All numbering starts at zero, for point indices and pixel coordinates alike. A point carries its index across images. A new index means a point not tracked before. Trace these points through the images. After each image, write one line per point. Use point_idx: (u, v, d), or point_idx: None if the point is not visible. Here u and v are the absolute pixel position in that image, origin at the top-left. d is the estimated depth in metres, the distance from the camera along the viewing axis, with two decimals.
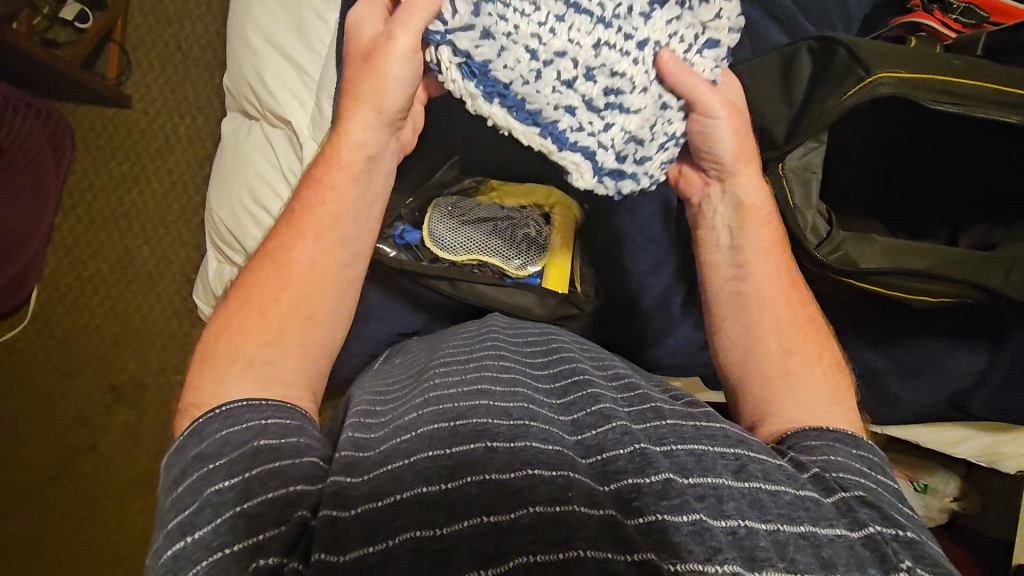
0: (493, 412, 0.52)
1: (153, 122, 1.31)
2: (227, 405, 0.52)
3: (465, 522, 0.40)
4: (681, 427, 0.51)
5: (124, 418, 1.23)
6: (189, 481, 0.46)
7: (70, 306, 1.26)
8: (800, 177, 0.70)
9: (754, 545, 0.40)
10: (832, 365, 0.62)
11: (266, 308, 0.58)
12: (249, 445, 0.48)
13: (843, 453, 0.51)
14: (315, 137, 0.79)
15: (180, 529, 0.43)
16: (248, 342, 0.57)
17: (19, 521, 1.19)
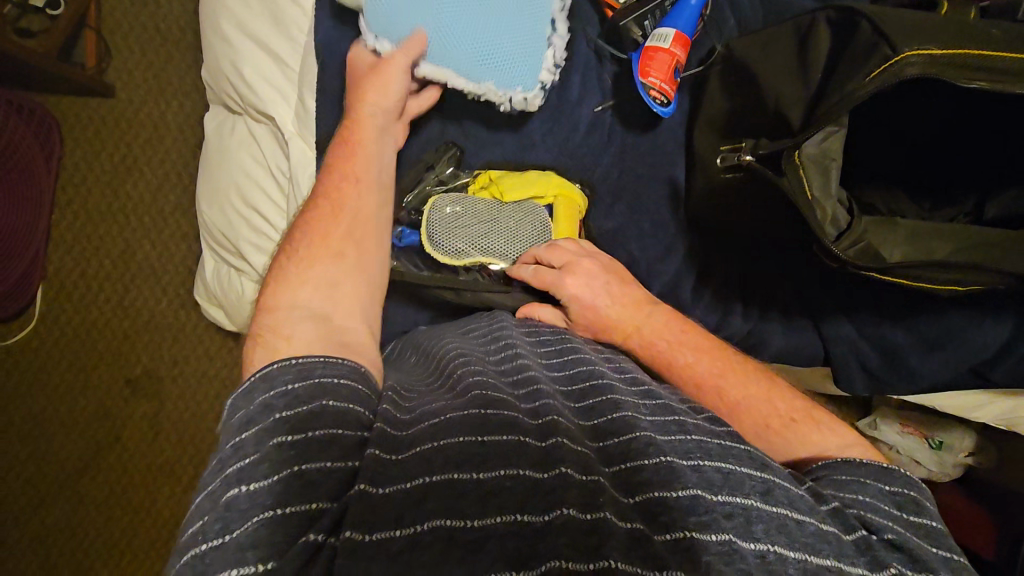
0: (521, 411, 0.49)
1: (139, 110, 1.27)
2: (301, 359, 0.50)
3: (496, 519, 0.38)
4: (706, 443, 0.48)
5: (143, 410, 1.25)
6: (256, 427, 0.43)
7: (78, 302, 1.25)
8: (819, 165, 0.64)
9: (782, 571, 0.39)
10: (804, 415, 0.61)
11: (330, 243, 0.63)
12: (316, 404, 0.45)
13: (873, 490, 0.51)
14: (303, 134, 0.76)
15: (237, 476, 0.40)
16: (317, 273, 0.61)
17: (54, 515, 1.21)
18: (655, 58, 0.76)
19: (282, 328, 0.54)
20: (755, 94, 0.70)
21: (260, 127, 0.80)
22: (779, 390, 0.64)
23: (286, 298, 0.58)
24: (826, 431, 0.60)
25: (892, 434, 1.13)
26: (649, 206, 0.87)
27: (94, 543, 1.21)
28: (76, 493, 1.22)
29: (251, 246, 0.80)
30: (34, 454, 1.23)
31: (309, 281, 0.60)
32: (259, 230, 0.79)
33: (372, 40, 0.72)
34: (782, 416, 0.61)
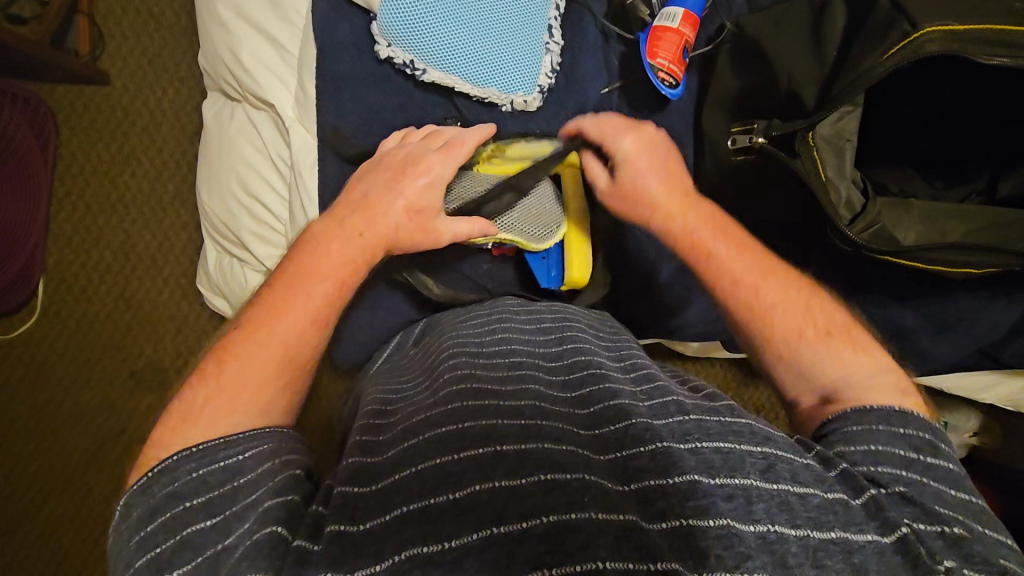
0: (502, 414, 0.48)
1: (135, 98, 1.25)
2: (203, 443, 0.47)
3: (474, 535, 0.38)
4: (705, 422, 0.48)
5: (149, 401, 1.25)
6: (159, 521, 0.42)
7: (79, 294, 1.24)
8: (832, 146, 0.64)
9: (785, 550, 0.39)
10: (839, 332, 0.59)
11: (252, 388, 0.52)
12: (228, 485, 0.44)
13: (886, 436, 0.49)
14: (302, 120, 0.75)
15: (155, 566, 0.40)
16: (232, 415, 0.50)
17: (64, 505, 1.22)
18: (662, 38, 0.74)
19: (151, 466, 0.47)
20: (765, 73, 0.68)
21: (260, 113, 0.79)
22: (813, 308, 0.62)
23: (184, 427, 0.49)
24: (859, 352, 0.58)
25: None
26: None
27: (100, 532, 1.22)
28: (85, 484, 1.23)
29: (251, 235, 0.79)
30: (43, 446, 1.23)
31: (211, 420, 0.50)
32: (260, 219, 0.78)
33: (386, 48, 0.73)
34: (817, 327, 0.60)
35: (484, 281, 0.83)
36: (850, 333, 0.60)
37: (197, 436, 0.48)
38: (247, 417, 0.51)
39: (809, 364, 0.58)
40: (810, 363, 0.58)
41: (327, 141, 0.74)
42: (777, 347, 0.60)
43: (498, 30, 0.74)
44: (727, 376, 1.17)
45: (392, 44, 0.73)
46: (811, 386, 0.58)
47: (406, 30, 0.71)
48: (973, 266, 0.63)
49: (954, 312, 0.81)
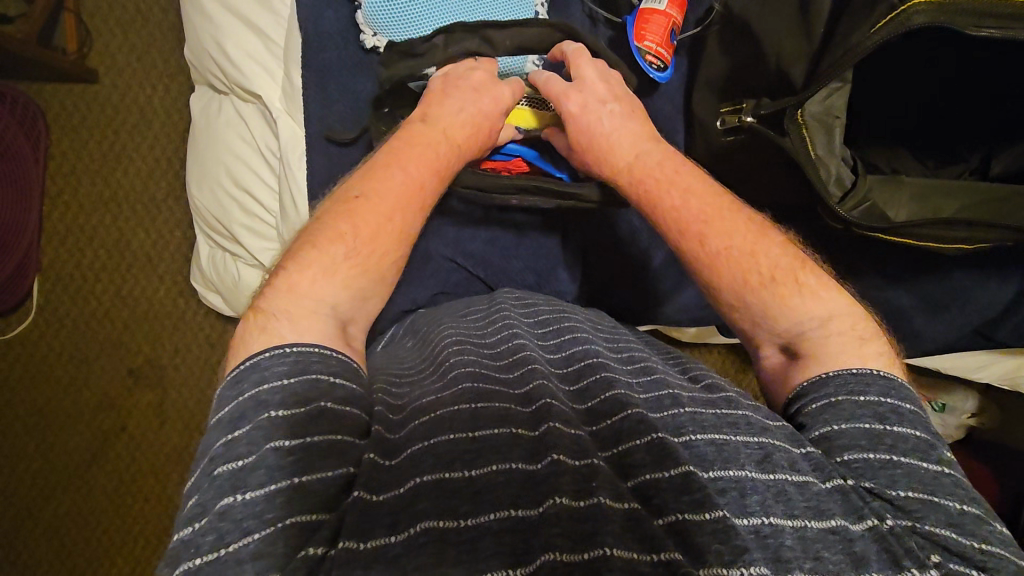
0: (510, 400, 0.49)
1: (125, 95, 1.24)
2: (296, 346, 0.48)
3: (491, 515, 0.38)
4: (701, 414, 0.48)
5: (149, 398, 1.25)
6: (251, 424, 0.42)
7: (74, 294, 1.24)
8: (823, 122, 0.64)
9: (780, 544, 0.38)
10: (784, 271, 0.58)
11: (378, 251, 0.57)
12: (314, 405, 0.44)
13: (847, 411, 0.49)
14: (291, 112, 0.74)
15: (231, 482, 0.39)
16: (362, 275, 0.56)
17: (68, 502, 1.22)
18: (650, 20, 0.73)
19: (293, 304, 0.51)
20: (753, 52, 0.67)
21: (248, 106, 0.78)
22: (767, 240, 0.60)
23: (323, 276, 0.54)
24: (808, 297, 0.57)
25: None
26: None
27: (107, 531, 1.22)
28: (91, 481, 1.23)
29: (244, 230, 0.78)
30: (46, 444, 1.23)
31: (347, 274, 0.55)
32: (253, 214, 0.78)
33: (372, 38, 0.72)
34: (764, 272, 0.58)
35: (474, 266, 0.81)
36: (796, 278, 0.58)
37: (282, 340, 0.48)
38: (373, 278, 0.57)
39: (764, 311, 0.58)
40: (759, 309, 0.58)
41: (316, 131, 0.73)
42: (732, 298, 0.59)
43: (486, 11, 0.73)
44: (726, 362, 1.16)
45: (378, 33, 0.73)
46: (770, 333, 0.58)
47: (390, 18, 0.71)
48: (971, 243, 0.63)
49: (949, 290, 0.81)
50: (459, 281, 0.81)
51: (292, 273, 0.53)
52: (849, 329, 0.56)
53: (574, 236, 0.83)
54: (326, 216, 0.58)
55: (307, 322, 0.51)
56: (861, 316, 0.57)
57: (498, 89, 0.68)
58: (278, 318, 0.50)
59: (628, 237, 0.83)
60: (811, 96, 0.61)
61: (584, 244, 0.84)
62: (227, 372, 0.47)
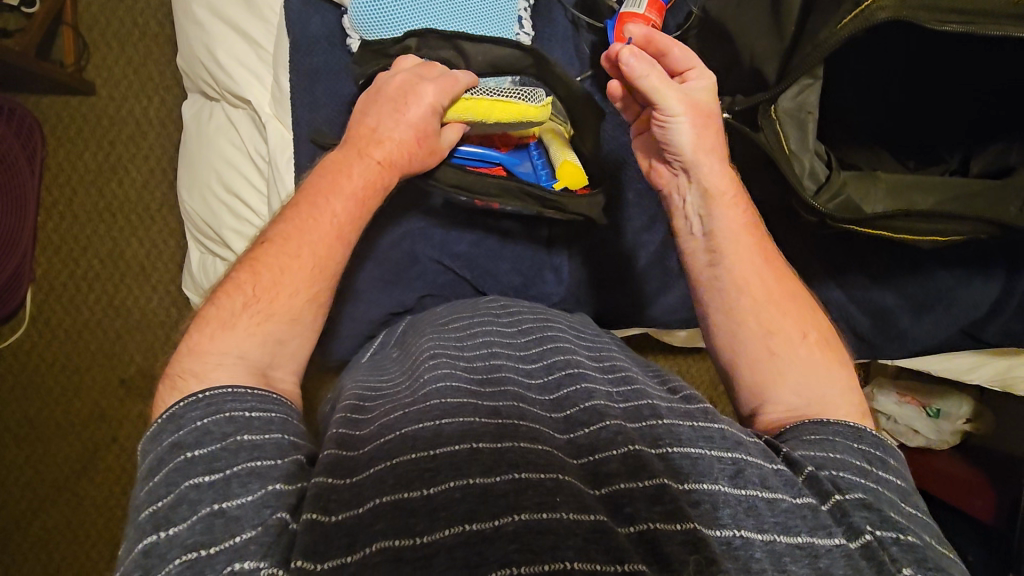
0: (481, 412, 0.49)
1: (121, 107, 1.26)
2: (206, 391, 0.47)
3: (446, 531, 0.37)
4: (677, 427, 0.48)
5: (140, 407, 1.25)
6: (167, 468, 0.42)
7: (68, 304, 1.24)
8: (796, 119, 0.65)
9: (749, 555, 0.39)
10: (820, 341, 0.60)
11: (283, 294, 0.54)
12: (231, 439, 0.44)
13: (840, 447, 0.50)
14: (279, 116, 0.75)
15: (153, 521, 0.40)
16: (268, 320, 0.53)
17: (58, 512, 1.22)
18: (629, 23, 0.74)
19: (197, 362, 0.50)
20: (731, 52, 0.69)
21: (238, 111, 0.79)
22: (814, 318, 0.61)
23: (223, 330, 0.52)
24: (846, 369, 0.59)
25: (890, 403, 1.15)
26: (633, 173, 0.83)
27: (98, 542, 1.23)
28: (80, 491, 1.23)
29: (231, 234, 0.79)
30: (38, 454, 1.24)
31: (249, 323, 0.52)
32: (240, 218, 0.78)
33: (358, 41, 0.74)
34: (819, 331, 0.60)
35: (460, 267, 0.82)
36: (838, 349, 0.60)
37: (195, 387, 0.48)
38: (283, 321, 0.54)
39: (810, 367, 0.58)
40: (807, 367, 0.58)
41: (302, 133, 0.73)
42: (764, 344, 0.59)
43: (471, 12, 0.74)
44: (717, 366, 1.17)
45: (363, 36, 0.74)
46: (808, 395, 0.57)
47: (374, 21, 0.72)
48: (941, 233, 0.64)
49: (932, 290, 0.82)
50: (445, 282, 0.82)
51: (192, 333, 0.52)
52: (861, 406, 0.57)
53: (559, 239, 0.84)
54: (233, 269, 0.57)
55: (217, 373, 0.49)
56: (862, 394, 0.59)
57: (421, 87, 0.64)
58: (186, 378, 0.49)
59: (613, 237, 0.84)
60: (784, 91, 0.63)
61: (568, 247, 0.84)
62: (149, 426, 0.47)
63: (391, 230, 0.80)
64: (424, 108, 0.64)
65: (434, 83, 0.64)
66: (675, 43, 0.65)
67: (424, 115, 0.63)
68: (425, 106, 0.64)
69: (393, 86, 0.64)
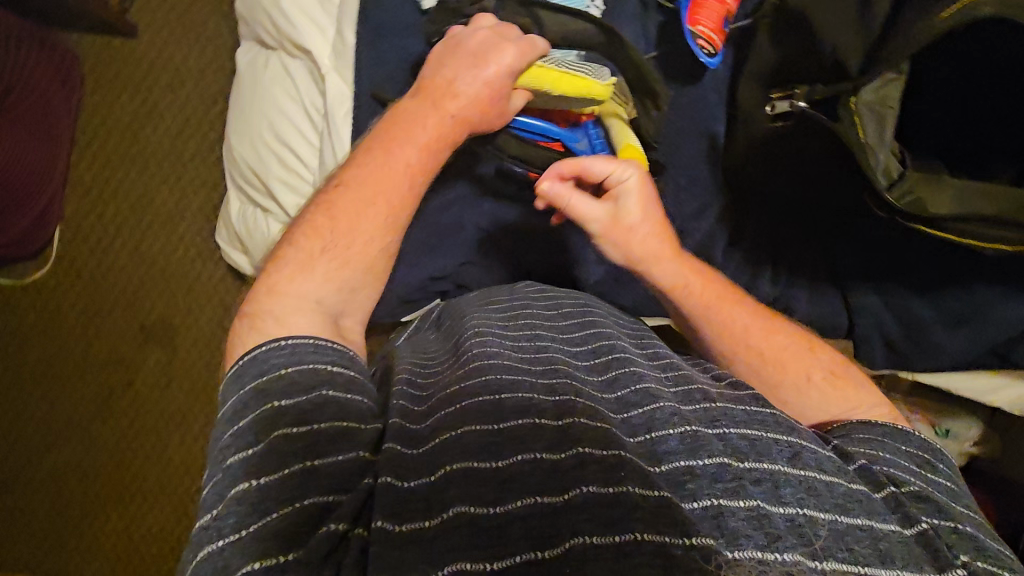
0: (538, 389, 0.49)
1: (162, 53, 1.25)
2: (292, 339, 0.48)
3: (518, 503, 0.38)
4: (732, 410, 0.49)
5: (156, 356, 1.25)
6: (254, 415, 0.43)
7: (96, 246, 1.25)
8: (875, 112, 0.64)
9: (814, 533, 0.40)
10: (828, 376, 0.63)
11: (359, 242, 0.55)
12: (317, 392, 0.44)
13: (888, 441, 0.54)
14: (339, 69, 0.75)
15: (245, 470, 0.40)
16: (345, 267, 0.54)
17: (72, 449, 1.24)
18: (704, 7, 0.77)
19: (274, 304, 0.51)
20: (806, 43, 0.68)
21: (295, 61, 0.78)
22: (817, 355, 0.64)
23: (302, 271, 0.53)
24: (863, 389, 0.62)
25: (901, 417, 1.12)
26: (687, 159, 0.84)
27: (107, 486, 1.24)
28: (93, 431, 1.24)
29: (280, 184, 0.78)
30: (55, 392, 1.25)
31: (327, 267, 0.54)
32: (290, 169, 0.78)
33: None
34: (826, 369, 0.63)
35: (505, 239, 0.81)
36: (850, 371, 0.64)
37: (279, 334, 0.49)
38: (357, 268, 0.55)
39: (825, 406, 0.61)
40: (821, 406, 0.61)
41: (364, 89, 0.73)
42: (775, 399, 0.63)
43: None
44: None
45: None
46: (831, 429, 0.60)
47: None
48: (999, 242, 0.65)
49: (969, 305, 0.79)
50: (489, 253, 0.82)
51: (269, 273, 0.53)
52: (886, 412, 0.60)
53: None
54: (308, 209, 0.58)
55: (295, 315, 0.50)
56: (883, 397, 0.62)
57: (501, 46, 0.63)
58: (265, 318, 0.50)
59: None
60: (868, 82, 0.63)
61: None
62: (229, 368, 0.48)
63: (440, 193, 0.80)
64: (500, 72, 0.63)
65: (513, 45, 0.64)
66: (585, 158, 0.65)
67: (500, 75, 0.63)
68: (502, 66, 0.63)
69: (474, 42, 0.64)
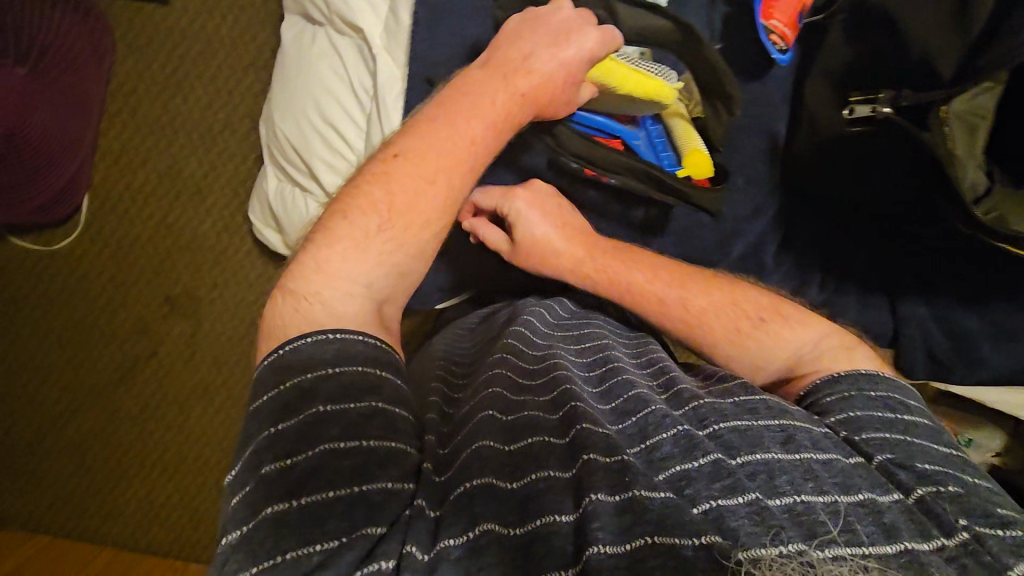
0: (544, 406, 0.49)
1: (193, 21, 1.22)
2: (340, 333, 0.47)
3: (538, 521, 0.38)
4: (720, 405, 0.51)
5: (180, 327, 1.25)
6: (298, 418, 0.42)
7: (123, 216, 1.24)
8: (967, 123, 0.63)
9: (814, 520, 0.40)
10: (755, 320, 0.66)
11: (415, 223, 0.54)
12: (367, 402, 0.43)
13: (860, 402, 0.54)
14: (391, 49, 0.72)
15: (285, 486, 0.39)
16: (398, 250, 0.53)
17: (95, 414, 1.25)
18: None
19: (324, 285, 0.50)
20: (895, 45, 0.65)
21: (344, 38, 0.76)
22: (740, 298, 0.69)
23: (355, 250, 0.52)
24: (796, 328, 0.65)
25: None
26: (745, 157, 0.81)
27: (131, 454, 1.25)
28: (116, 399, 1.25)
29: (324, 164, 0.77)
30: (80, 359, 1.25)
31: (380, 249, 0.52)
32: (335, 148, 0.76)
33: None
34: (753, 315, 0.67)
35: None
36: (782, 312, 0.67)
37: (324, 326, 0.47)
38: (409, 253, 0.54)
39: (759, 353, 0.65)
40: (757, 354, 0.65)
41: (418, 72, 0.71)
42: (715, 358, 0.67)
43: None
44: None
45: None
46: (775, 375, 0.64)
47: None
48: None
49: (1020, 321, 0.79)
50: None
51: (319, 248, 0.52)
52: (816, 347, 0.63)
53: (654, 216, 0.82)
54: (360, 179, 0.55)
55: (344, 303, 0.49)
56: (816, 326, 0.65)
57: (584, 28, 0.62)
58: (313, 305, 0.49)
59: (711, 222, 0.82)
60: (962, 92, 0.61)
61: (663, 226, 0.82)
62: (264, 356, 0.46)
63: (489, 181, 0.79)
64: (574, 56, 0.62)
65: (594, 30, 0.63)
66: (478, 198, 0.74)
67: (571, 59, 0.62)
68: (580, 49, 0.62)
69: (557, 20, 0.62)
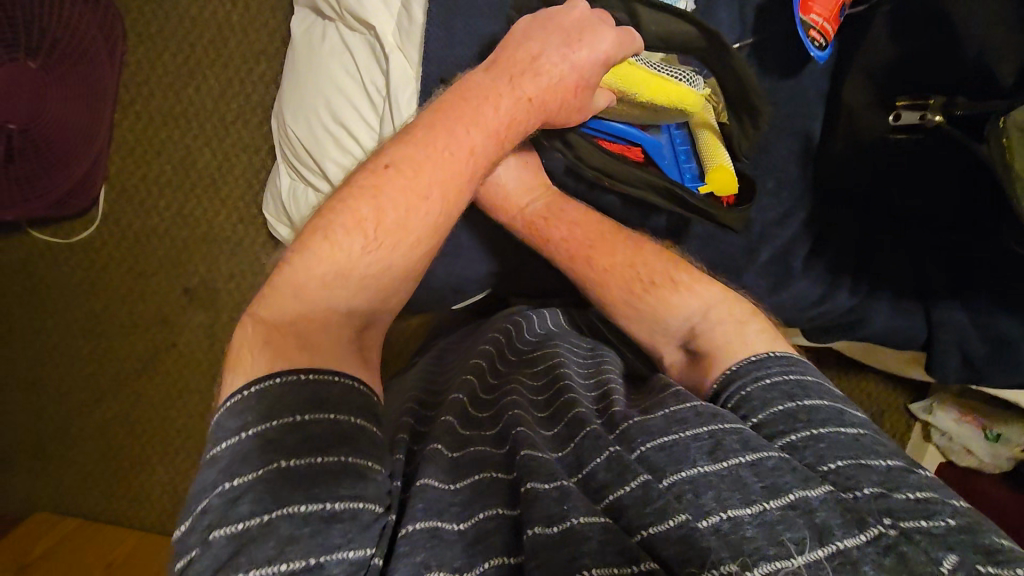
0: (488, 442, 0.51)
1: (203, 9, 1.20)
2: (312, 372, 0.45)
3: (487, 564, 0.40)
4: (649, 420, 0.49)
5: (198, 318, 1.25)
6: (256, 473, 0.40)
7: (138, 209, 1.24)
8: None
9: (742, 537, 0.39)
10: (653, 284, 0.65)
11: (401, 243, 0.53)
12: (336, 456, 0.41)
13: (758, 401, 0.51)
14: (404, 49, 0.70)
15: (236, 551, 0.37)
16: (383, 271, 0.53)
17: (116, 404, 1.27)
18: None
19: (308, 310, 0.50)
20: None
21: (355, 35, 0.73)
22: (638, 258, 0.67)
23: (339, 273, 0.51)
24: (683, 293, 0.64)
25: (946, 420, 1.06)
26: (778, 159, 0.78)
27: (150, 442, 1.27)
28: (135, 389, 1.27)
29: (336, 167, 0.75)
30: (100, 350, 1.27)
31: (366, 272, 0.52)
32: (344, 151, 0.74)
33: None
34: (644, 277, 0.66)
35: None
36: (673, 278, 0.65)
37: (302, 361, 0.46)
38: (394, 273, 0.54)
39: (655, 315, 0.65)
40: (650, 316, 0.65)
41: (431, 73, 0.68)
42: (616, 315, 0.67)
43: None
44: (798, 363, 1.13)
45: None
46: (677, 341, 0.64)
47: None
48: None
49: None
50: None
51: (304, 270, 0.50)
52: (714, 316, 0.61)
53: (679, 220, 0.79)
54: (347, 193, 0.53)
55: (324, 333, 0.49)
56: (721, 294, 0.63)
57: (601, 27, 0.59)
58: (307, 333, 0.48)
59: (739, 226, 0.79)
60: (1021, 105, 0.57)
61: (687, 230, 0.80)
62: (225, 398, 0.44)
63: None
64: (586, 62, 0.58)
65: (616, 33, 0.59)
66: None
67: (582, 63, 0.58)
68: (598, 51, 0.58)
69: (572, 19, 0.59)
